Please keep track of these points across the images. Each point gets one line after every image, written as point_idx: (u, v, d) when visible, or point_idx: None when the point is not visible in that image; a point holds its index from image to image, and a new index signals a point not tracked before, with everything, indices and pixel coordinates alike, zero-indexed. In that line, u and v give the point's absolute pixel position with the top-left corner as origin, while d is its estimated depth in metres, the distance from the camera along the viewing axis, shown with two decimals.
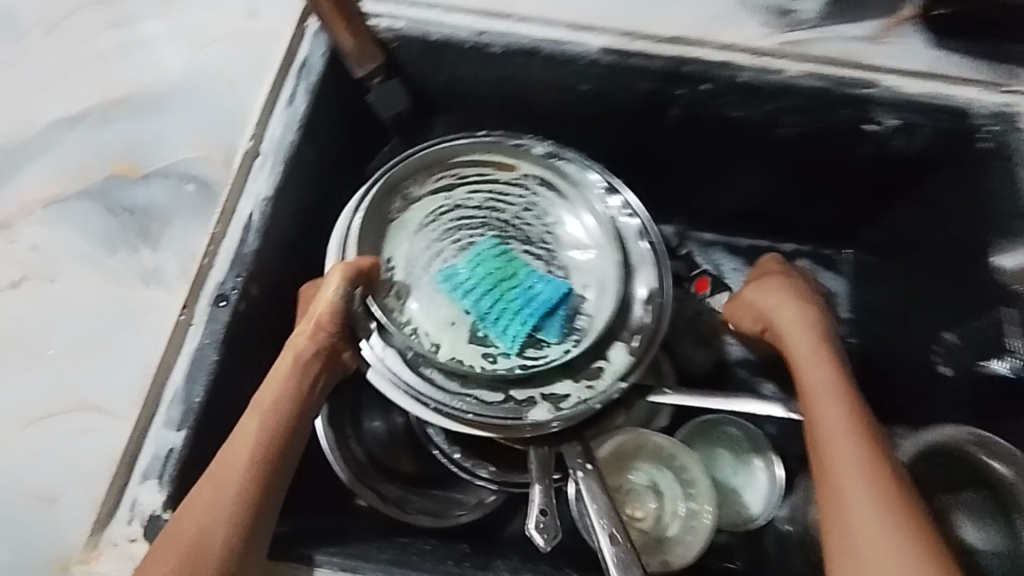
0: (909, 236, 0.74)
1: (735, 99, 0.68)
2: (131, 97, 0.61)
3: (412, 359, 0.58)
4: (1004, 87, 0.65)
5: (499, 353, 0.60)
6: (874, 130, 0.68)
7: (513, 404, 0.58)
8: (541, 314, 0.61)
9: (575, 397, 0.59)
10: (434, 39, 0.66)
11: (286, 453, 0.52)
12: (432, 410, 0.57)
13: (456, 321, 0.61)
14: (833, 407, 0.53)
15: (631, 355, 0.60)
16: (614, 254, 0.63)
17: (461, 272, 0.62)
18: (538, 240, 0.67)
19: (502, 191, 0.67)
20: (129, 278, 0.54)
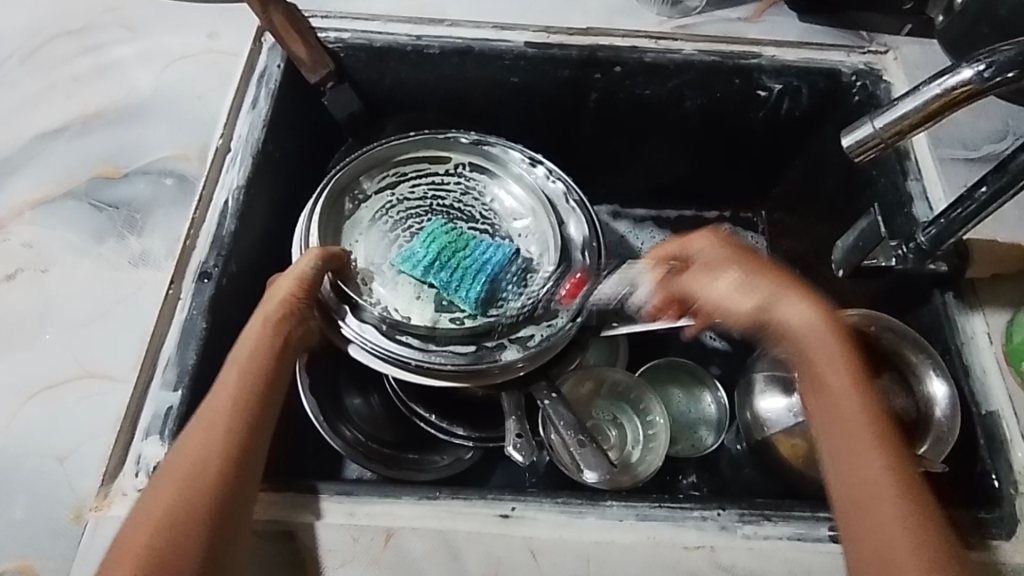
0: (806, 186, 0.86)
1: (644, 78, 0.78)
2: (107, 110, 0.67)
3: (388, 330, 0.63)
4: (864, 49, 0.77)
5: (466, 316, 0.68)
6: (764, 96, 0.80)
7: (485, 351, 0.64)
8: (498, 273, 0.69)
9: (540, 335, 0.65)
10: (378, 45, 0.75)
11: (269, 395, 0.54)
12: (414, 368, 0.62)
13: (421, 295, 0.69)
14: (851, 402, 0.54)
15: (581, 294, 0.67)
16: (547, 216, 0.73)
17: (418, 251, 0.70)
18: (481, 218, 0.75)
19: (440, 181, 0.76)
20: (119, 261, 0.59)
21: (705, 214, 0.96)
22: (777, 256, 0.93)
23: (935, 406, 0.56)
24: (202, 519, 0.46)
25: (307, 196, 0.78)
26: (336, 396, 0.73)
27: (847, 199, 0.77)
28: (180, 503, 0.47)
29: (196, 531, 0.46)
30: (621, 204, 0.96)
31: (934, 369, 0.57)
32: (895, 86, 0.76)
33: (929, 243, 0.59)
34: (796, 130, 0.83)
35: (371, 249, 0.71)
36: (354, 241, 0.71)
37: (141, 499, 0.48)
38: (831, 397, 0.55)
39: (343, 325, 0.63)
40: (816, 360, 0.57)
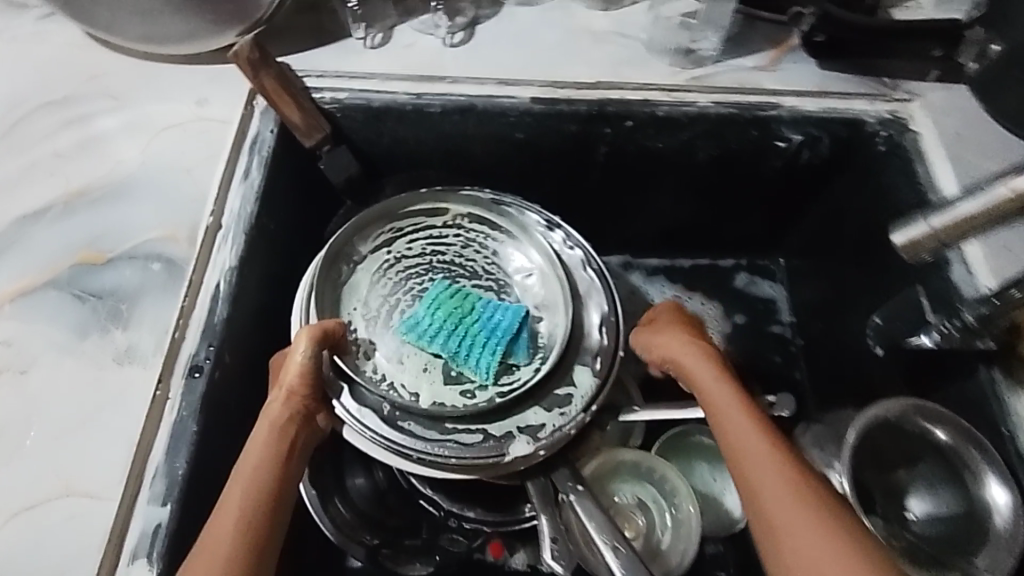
0: (825, 235, 0.82)
1: (655, 131, 0.74)
2: (91, 188, 0.63)
3: (389, 416, 0.60)
4: (888, 96, 0.73)
5: (476, 387, 0.64)
6: (783, 146, 0.76)
7: (494, 441, 0.60)
8: (508, 339, 0.65)
9: (551, 425, 0.62)
10: (376, 105, 0.71)
11: (275, 510, 0.51)
12: (417, 460, 0.59)
13: (428, 366, 0.65)
14: (744, 430, 0.55)
15: (596, 377, 0.64)
16: (558, 272, 0.69)
17: (422, 318, 0.65)
18: (485, 273, 0.71)
19: (439, 234, 0.71)
20: (103, 358, 0.55)
21: (719, 262, 0.92)
22: (796, 305, 0.89)
23: (996, 514, 0.53)
24: None
25: (303, 265, 0.74)
26: (337, 476, 0.68)
27: (873, 255, 0.73)
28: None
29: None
30: (632, 254, 0.92)
31: (994, 471, 0.53)
32: (923, 134, 0.71)
33: (979, 322, 0.54)
34: (816, 180, 0.79)
35: (368, 316, 0.66)
36: (351, 309, 0.66)
37: None
38: (727, 436, 0.56)
39: (337, 403, 0.60)
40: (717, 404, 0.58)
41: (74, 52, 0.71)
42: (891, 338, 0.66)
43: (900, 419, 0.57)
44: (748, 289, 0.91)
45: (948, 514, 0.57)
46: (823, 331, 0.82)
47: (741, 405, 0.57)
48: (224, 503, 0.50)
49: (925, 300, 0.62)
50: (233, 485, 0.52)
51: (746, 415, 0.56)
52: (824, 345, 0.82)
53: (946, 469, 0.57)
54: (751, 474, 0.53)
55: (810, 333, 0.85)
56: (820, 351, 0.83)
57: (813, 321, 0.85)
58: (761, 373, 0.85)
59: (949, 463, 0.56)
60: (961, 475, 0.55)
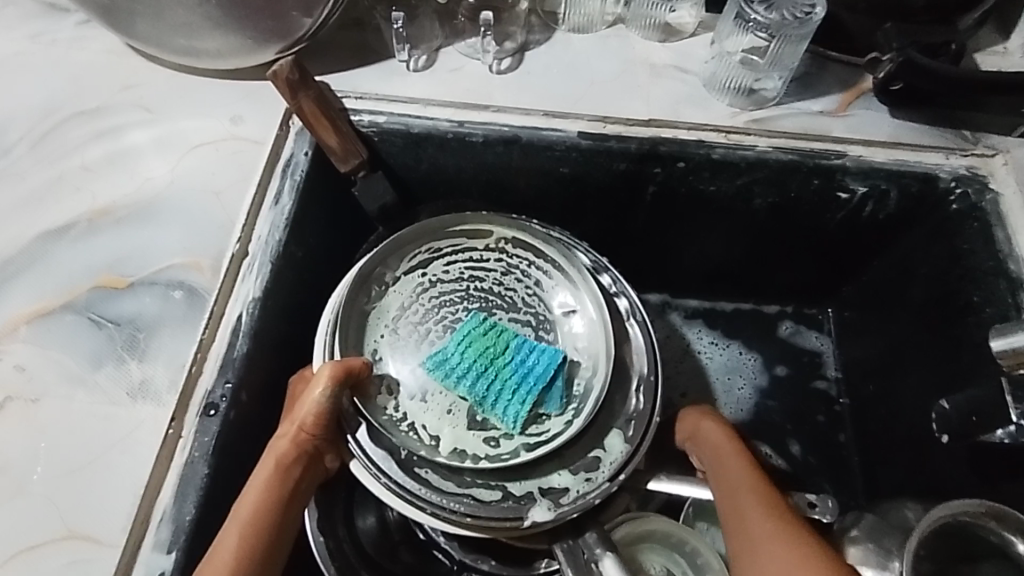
0: (886, 293, 0.76)
1: (709, 174, 0.70)
2: (117, 207, 0.61)
3: (405, 460, 0.57)
4: (967, 150, 0.68)
5: (502, 435, 0.60)
6: (845, 197, 0.70)
7: (513, 502, 0.56)
8: (540, 387, 0.61)
9: (574, 491, 0.57)
10: (416, 131, 0.68)
11: (267, 565, 0.50)
12: (431, 513, 0.56)
13: (452, 409, 0.60)
14: (750, 495, 0.56)
15: (628, 443, 0.59)
16: (603, 318, 0.63)
17: (450, 355, 0.61)
18: (524, 306, 0.66)
19: (478, 258, 0.67)
20: (117, 392, 0.53)
21: (765, 308, 0.87)
22: (845, 360, 0.84)
23: None
24: None
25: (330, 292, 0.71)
26: (348, 515, 0.65)
27: (942, 322, 0.68)
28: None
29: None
30: (671, 294, 0.87)
31: None
32: (1003, 196, 0.66)
33: None
34: (878, 234, 0.74)
35: (394, 345, 0.62)
36: (378, 336, 0.63)
37: None
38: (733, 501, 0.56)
39: (351, 438, 0.58)
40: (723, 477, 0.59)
41: (111, 60, 0.69)
42: (965, 428, 0.63)
43: (978, 526, 0.51)
44: (794, 339, 0.86)
45: None
46: (875, 394, 0.77)
47: (751, 472, 0.58)
48: (218, 551, 0.48)
49: (1005, 391, 0.59)
50: (229, 531, 0.50)
51: (753, 480, 0.57)
52: (876, 408, 0.77)
53: None
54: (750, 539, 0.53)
55: (859, 393, 0.80)
56: (871, 415, 0.77)
57: (863, 380, 0.80)
58: (804, 432, 0.81)
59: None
60: None
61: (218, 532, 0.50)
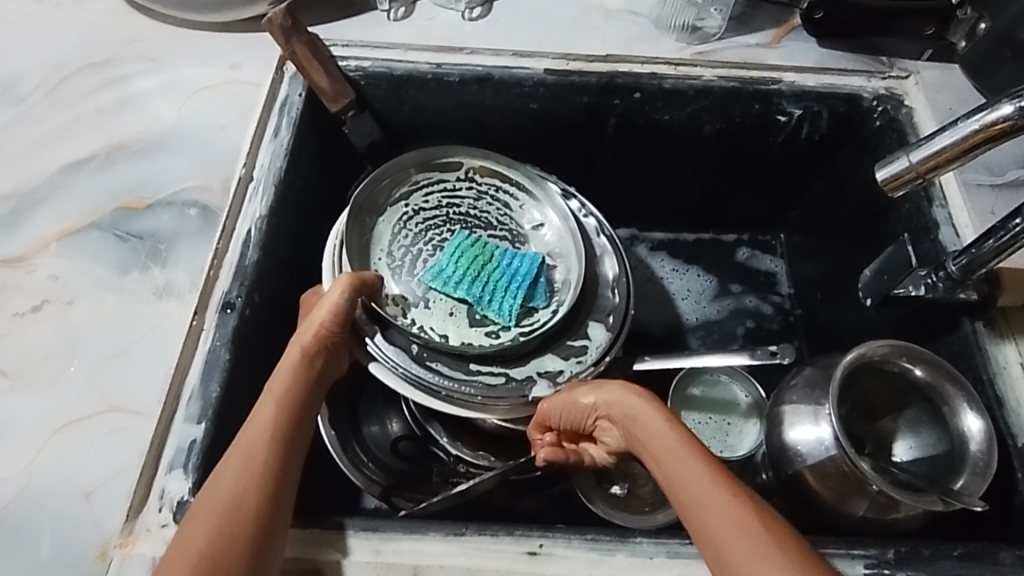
0: (824, 209, 0.85)
1: (662, 104, 0.78)
2: (130, 142, 0.68)
3: (418, 355, 0.63)
4: (884, 73, 0.77)
5: (500, 328, 0.67)
6: (784, 120, 0.79)
7: (515, 384, 0.64)
8: (527, 284, 0.69)
9: (569, 371, 0.65)
10: (398, 74, 0.76)
11: (301, 433, 0.54)
12: (445, 397, 0.62)
13: (454, 311, 0.67)
14: (683, 458, 0.51)
15: (609, 331, 0.67)
16: (570, 228, 0.72)
17: (446, 267, 0.68)
18: (498, 224, 0.74)
19: (452, 187, 0.74)
20: (144, 293, 0.59)
21: (723, 237, 0.96)
22: (796, 279, 0.93)
23: (970, 440, 0.56)
24: (240, 552, 0.46)
25: (326, 225, 0.78)
26: (354, 422, 0.72)
27: (869, 224, 0.77)
28: (219, 538, 0.46)
29: (236, 569, 0.45)
30: (638, 228, 0.95)
31: (969, 403, 0.57)
32: (917, 110, 0.75)
33: (960, 272, 0.59)
34: (815, 155, 0.83)
35: (393, 266, 0.68)
36: (377, 259, 0.68)
37: (173, 541, 0.47)
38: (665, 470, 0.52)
39: (370, 341, 0.63)
40: (657, 447, 0.53)
41: (114, 19, 0.76)
42: (881, 288, 0.70)
43: (885, 360, 0.60)
44: (750, 262, 0.95)
45: (938, 453, 0.59)
46: (822, 300, 0.86)
47: (675, 431, 0.53)
48: (258, 415, 0.53)
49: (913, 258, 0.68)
50: (264, 404, 0.55)
51: (679, 438, 0.53)
52: (823, 314, 0.85)
53: (929, 410, 0.60)
54: (693, 509, 0.48)
55: (809, 304, 0.89)
56: (819, 321, 0.86)
57: (812, 292, 0.88)
58: (762, 340, 0.89)
59: (932, 402, 0.60)
60: (943, 415, 0.58)
61: (254, 405, 0.55)
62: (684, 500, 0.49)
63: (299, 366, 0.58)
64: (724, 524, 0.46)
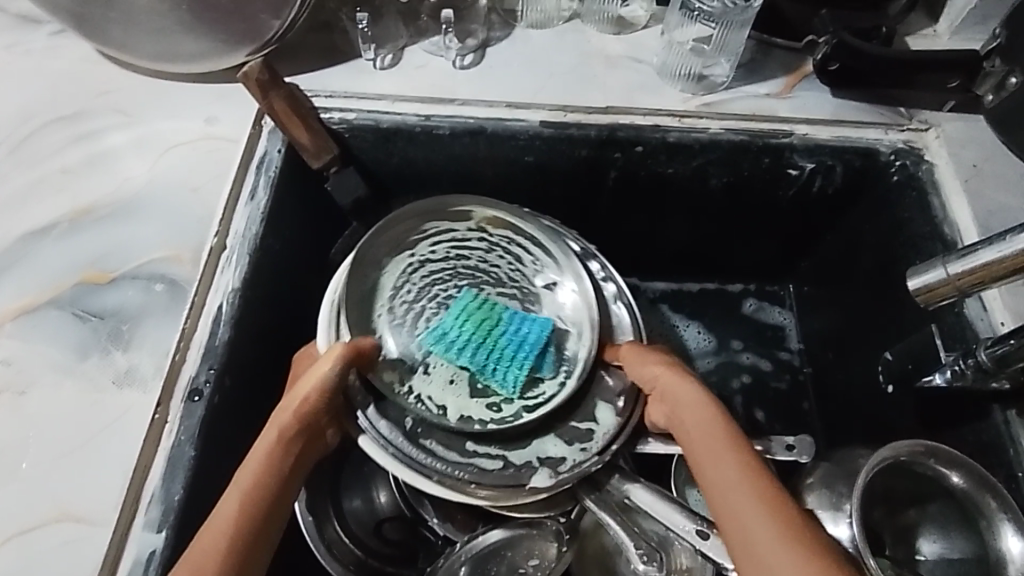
0: (838, 265, 0.80)
1: (665, 157, 0.73)
2: (97, 207, 0.64)
3: (411, 431, 0.58)
4: (904, 126, 0.72)
5: (502, 400, 0.61)
6: (795, 174, 0.74)
7: (512, 471, 0.58)
8: (535, 354, 0.62)
9: (572, 460, 0.59)
10: (385, 126, 0.71)
11: (263, 533, 0.49)
12: (438, 480, 0.57)
13: (455, 379, 0.62)
14: (716, 451, 0.53)
15: (619, 415, 0.61)
16: (585, 290, 0.65)
17: (449, 330, 0.62)
18: (510, 280, 0.68)
19: (462, 239, 0.68)
20: (104, 380, 0.55)
21: (730, 287, 0.91)
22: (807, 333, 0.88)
23: (1011, 563, 0.52)
24: None
25: (307, 286, 0.73)
26: (335, 494, 0.67)
27: (886, 287, 0.72)
28: None
29: None
30: (640, 278, 0.90)
31: (1010, 521, 0.53)
32: (938, 166, 0.70)
33: (993, 363, 0.55)
34: (829, 209, 0.78)
35: (393, 322, 0.63)
36: (377, 315, 0.64)
37: None
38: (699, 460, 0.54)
39: (360, 414, 0.58)
40: (692, 435, 0.55)
41: (84, 68, 0.71)
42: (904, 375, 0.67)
43: (914, 462, 0.56)
44: (758, 315, 0.90)
45: (961, 560, 0.56)
46: (834, 361, 0.81)
47: (711, 416, 0.56)
48: (219, 513, 0.49)
49: (937, 337, 0.63)
50: (229, 497, 0.50)
51: (713, 423, 0.55)
52: (834, 376, 0.81)
53: (956, 515, 0.56)
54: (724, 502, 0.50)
55: (821, 364, 0.84)
56: (831, 383, 0.81)
57: (823, 351, 0.84)
58: (771, 400, 0.84)
59: (965, 509, 0.55)
60: (976, 524, 0.54)
61: (218, 498, 0.50)
62: (714, 488, 0.52)
63: (274, 452, 0.53)
64: (754, 515, 0.49)
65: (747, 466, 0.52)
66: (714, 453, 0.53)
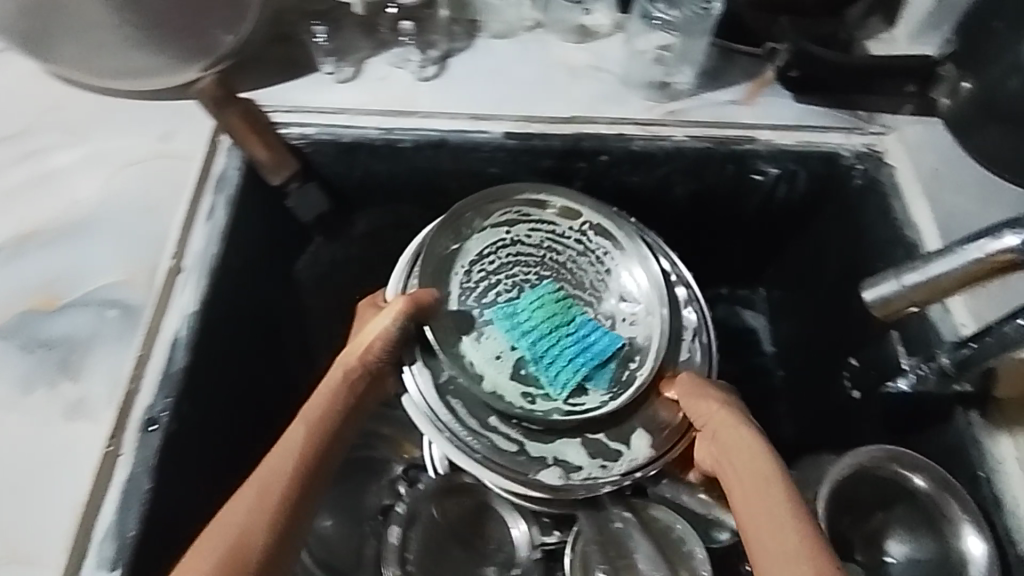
0: (805, 270, 0.80)
1: (630, 166, 0.73)
2: (44, 231, 0.62)
3: (444, 385, 0.58)
4: (864, 130, 0.73)
5: (540, 394, 0.60)
6: (760, 179, 0.74)
7: (524, 458, 0.57)
8: (594, 364, 0.62)
9: (588, 471, 0.58)
10: (346, 141, 0.70)
11: (327, 466, 0.52)
12: (447, 438, 0.57)
13: (502, 356, 0.61)
14: (761, 499, 0.50)
15: (653, 449, 0.59)
16: (661, 315, 0.62)
17: (518, 313, 0.63)
18: (590, 288, 0.66)
19: (560, 235, 0.67)
20: (52, 413, 0.53)
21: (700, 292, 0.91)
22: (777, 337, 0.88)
23: (970, 565, 0.52)
24: None
25: (268, 304, 0.71)
26: None
27: (852, 290, 0.72)
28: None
29: None
30: None
31: (971, 522, 0.53)
32: (899, 170, 0.71)
33: (954, 366, 0.56)
34: (794, 214, 0.78)
35: (465, 285, 0.63)
36: (456, 271, 0.63)
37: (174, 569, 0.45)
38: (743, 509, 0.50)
39: (406, 371, 0.59)
40: (743, 483, 0.52)
41: (29, 86, 0.69)
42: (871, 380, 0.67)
43: (876, 466, 0.56)
44: (728, 319, 0.90)
45: (927, 561, 0.56)
46: (804, 365, 0.81)
47: (763, 462, 0.52)
48: (289, 440, 0.51)
49: (898, 342, 0.64)
50: (296, 426, 0.53)
51: (766, 471, 0.52)
52: (803, 379, 0.81)
53: (920, 517, 0.56)
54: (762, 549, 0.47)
55: (791, 367, 0.84)
56: (802, 386, 0.81)
57: (793, 354, 0.84)
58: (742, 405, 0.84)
59: (927, 512, 0.55)
60: (938, 527, 0.55)
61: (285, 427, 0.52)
62: (754, 537, 0.48)
63: (340, 389, 0.56)
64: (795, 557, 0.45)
65: (792, 507, 0.49)
66: (763, 500, 0.50)
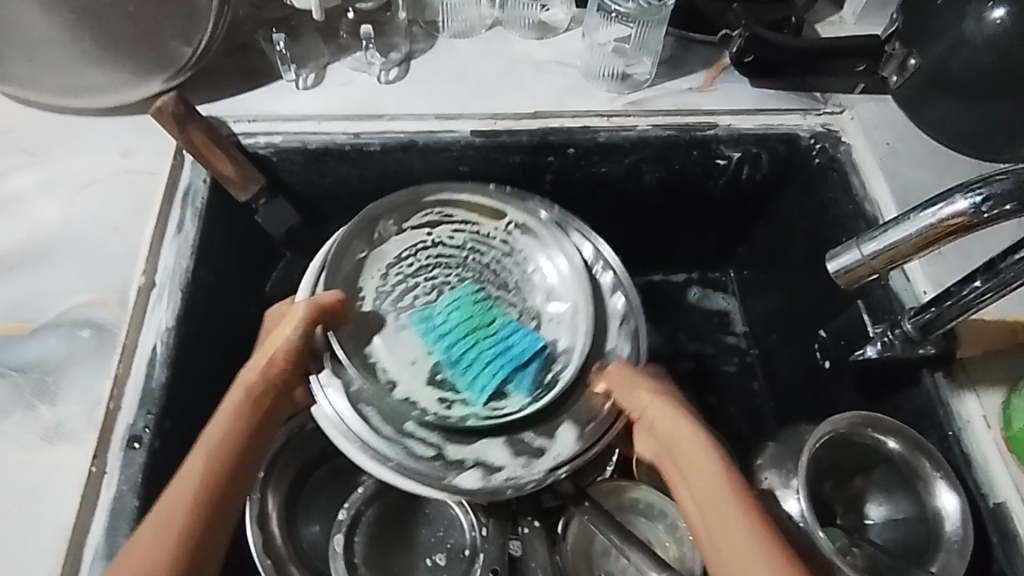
0: (773, 250, 0.82)
1: (599, 157, 0.74)
2: (8, 256, 0.61)
3: (355, 394, 0.57)
4: (820, 110, 0.75)
5: (458, 399, 0.58)
6: (723, 164, 0.76)
7: (441, 464, 0.56)
8: (513, 367, 0.59)
9: (510, 470, 0.56)
10: (314, 147, 0.70)
11: (237, 480, 0.49)
12: (359, 448, 0.56)
13: (417, 361, 0.59)
14: (711, 497, 0.50)
15: (578, 444, 0.57)
16: (586, 309, 0.62)
17: (436, 317, 0.61)
18: (514, 288, 0.64)
19: (484, 235, 0.66)
20: (30, 438, 0.52)
21: (673, 277, 0.92)
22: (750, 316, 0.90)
23: (945, 520, 0.54)
24: None
25: (244, 315, 0.71)
26: None
27: (819, 266, 0.74)
28: None
29: None
30: None
31: (944, 478, 0.55)
32: (856, 147, 0.73)
33: (918, 331, 0.58)
34: (759, 195, 0.80)
35: (380, 289, 0.62)
36: (369, 276, 0.62)
37: None
38: (695, 505, 0.51)
39: (314, 378, 0.57)
40: (690, 478, 0.52)
41: None
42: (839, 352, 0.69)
43: (850, 432, 0.58)
44: (702, 303, 0.91)
45: (904, 518, 0.58)
46: (778, 342, 0.83)
47: (707, 452, 0.52)
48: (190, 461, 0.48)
49: (865, 312, 0.66)
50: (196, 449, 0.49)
51: (710, 461, 0.52)
52: (778, 355, 0.83)
53: (896, 477, 0.59)
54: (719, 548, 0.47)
55: (766, 345, 0.86)
56: (777, 362, 0.83)
57: (766, 333, 0.86)
58: (721, 385, 0.86)
59: (901, 474, 0.58)
60: (913, 485, 0.57)
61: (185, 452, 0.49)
62: (711, 536, 0.48)
63: (244, 406, 0.53)
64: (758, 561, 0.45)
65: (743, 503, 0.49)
66: (714, 499, 0.50)
